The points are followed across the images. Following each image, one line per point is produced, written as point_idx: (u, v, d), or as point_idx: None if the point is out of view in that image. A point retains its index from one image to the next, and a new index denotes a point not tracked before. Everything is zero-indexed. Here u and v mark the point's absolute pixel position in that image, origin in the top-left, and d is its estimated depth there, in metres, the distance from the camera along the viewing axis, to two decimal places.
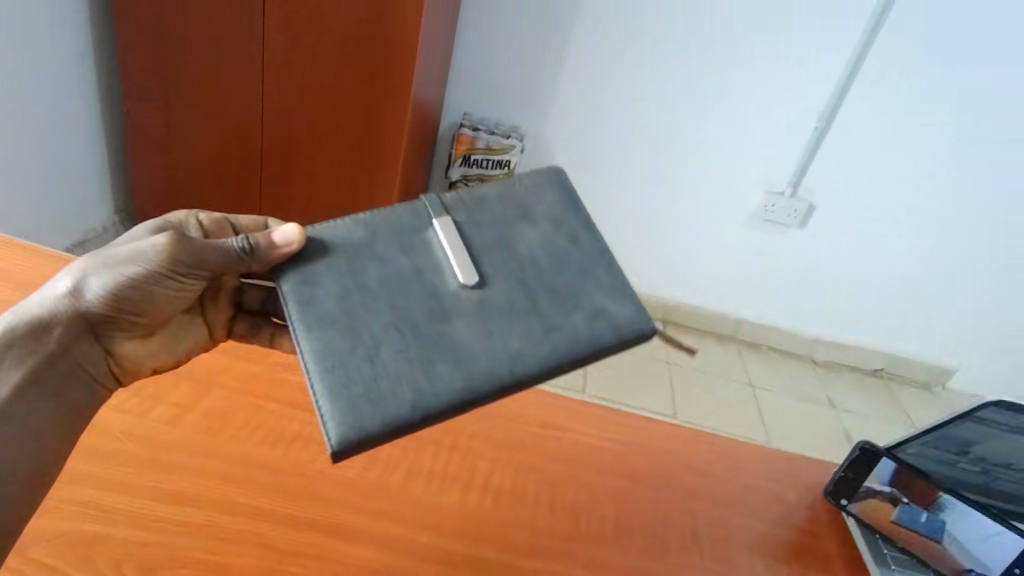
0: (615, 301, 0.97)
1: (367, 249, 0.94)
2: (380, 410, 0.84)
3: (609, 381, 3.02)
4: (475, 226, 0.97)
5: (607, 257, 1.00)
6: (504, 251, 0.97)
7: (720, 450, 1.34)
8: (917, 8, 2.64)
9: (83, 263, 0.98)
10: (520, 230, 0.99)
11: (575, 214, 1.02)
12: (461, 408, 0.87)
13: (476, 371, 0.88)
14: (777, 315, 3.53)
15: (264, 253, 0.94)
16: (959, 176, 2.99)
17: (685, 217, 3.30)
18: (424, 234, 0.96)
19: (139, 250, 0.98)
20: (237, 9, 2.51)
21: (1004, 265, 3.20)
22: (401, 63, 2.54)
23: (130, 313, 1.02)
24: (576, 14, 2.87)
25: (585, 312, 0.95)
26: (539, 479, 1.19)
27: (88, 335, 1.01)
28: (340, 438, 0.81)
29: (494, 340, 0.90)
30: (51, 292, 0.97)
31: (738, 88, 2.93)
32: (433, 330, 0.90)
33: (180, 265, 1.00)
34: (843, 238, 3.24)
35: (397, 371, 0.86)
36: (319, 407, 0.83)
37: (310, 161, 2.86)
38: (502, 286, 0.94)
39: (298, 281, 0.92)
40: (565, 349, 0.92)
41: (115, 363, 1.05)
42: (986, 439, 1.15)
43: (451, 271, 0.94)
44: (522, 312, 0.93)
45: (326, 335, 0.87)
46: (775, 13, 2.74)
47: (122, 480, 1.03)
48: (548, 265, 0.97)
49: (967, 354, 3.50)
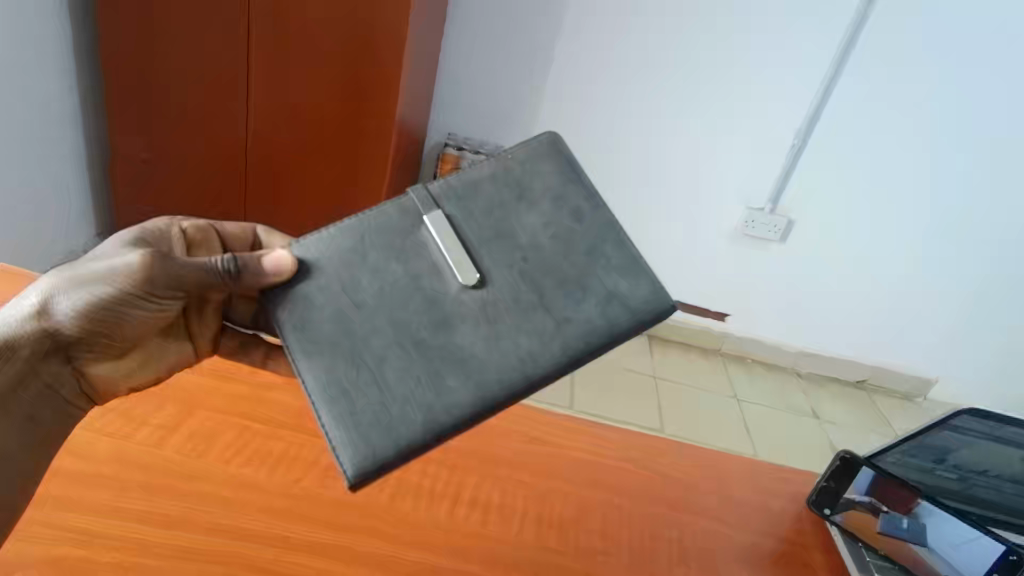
0: (628, 279, 0.96)
1: (360, 264, 0.98)
2: (392, 433, 0.86)
3: (595, 396, 3.05)
4: (470, 221, 1.00)
5: (614, 231, 0.99)
6: (503, 244, 0.98)
7: (703, 463, 1.37)
8: (884, 31, 2.76)
9: (54, 281, 0.97)
10: (519, 214, 1.00)
11: (576, 188, 1.02)
12: (476, 420, 0.89)
13: (486, 379, 0.90)
14: (760, 329, 3.61)
15: (253, 278, 0.98)
16: (931, 191, 3.10)
17: (669, 233, 3.36)
18: (418, 236, 1.00)
19: (111, 269, 0.97)
20: (220, 28, 2.54)
21: (976, 277, 3.29)
22: (385, 80, 2.56)
23: (102, 334, 1.03)
24: (558, 36, 2.93)
25: (596, 296, 0.95)
26: (528, 494, 1.21)
27: (57, 357, 1.01)
28: (354, 466, 0.84)
29: (501, 341, 0.92)
30: (18, 310, 0.96)
31: (718, 109, 3.01)
32: (437, 341, 0.92)
33: (156, 287, 1.00)
34: (822, 253, 3.33)
35: (405, 391, 0.89)
36: (330, 436, 0.87)
37: (296, 180, 2.87)
38: (504, 281, 0.96)
39: (293, 308, 0.97)
40: (579, 341, 0.93)
41: (87, 383, 1.07)
42: (962, 447, 1.19)
43: (450, 273, 0.97)
44: (529, 306, 0.94)
45: (330, 362, 0.92)
46: (749, 36, 2.84)
47: (105, 503, 1.02)
48: (552, 249, 0.97)
49: (945, 365, 3.59)
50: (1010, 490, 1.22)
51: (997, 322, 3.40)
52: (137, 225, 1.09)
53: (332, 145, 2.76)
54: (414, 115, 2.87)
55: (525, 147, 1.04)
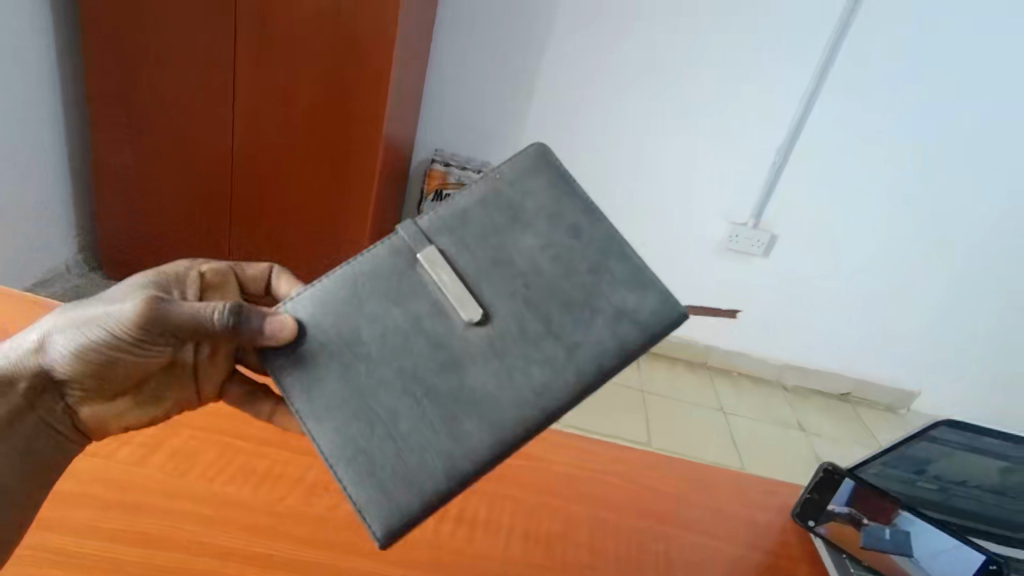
0: (635, 293, 0.95)
1: (358, 312, 0.97)
2: (415, 489, 0.87)
3: (582, 410, 3.06)
4: (466, 254, 0.98)
5: (616, 243, 0.97)
6: (503, 273, 0.97)
7: (688, 476, 1.38)
8: (860, 52, 2.83)
9: (58, 321, 0.98)
10: (517, 239, 0.98)
11: (570, 203, 1.00)
12: (497, 458, 0.90)
13: (502, 419, 0.90)
14: (745, 342, 3.65)
15: (252, 336, 0.95)
16: (909, 206, 3.16)
17: (654, 248, 3.40)
18: (415, 276, 0.98)
19: (108, 314, 0.96)
20: (207, 44, 2.57)
21: (955, 291, 3.35)
22: (370, 96, 2.57)
23: (95, 377, 1.00)
24: (543, 54, 2.98)
25: (606, 316, 0.94)
26: (514, 509, 1.21)
27: (50, 395, 0.99)
28: (382, 526, 0.85)
29: (512, 376, 0.92)
30: (20, 346, 0.97)
31: (700, 126, 3.07)
32: (448, 385, 0.92)
33: (152, 334, 0.96)
34: (805, 267, 3.38)
35: (423, 440, 0.89)
36: (355, 498, 0.88)
37: (283, 195, 2.87)
38: (508, 313, 0.95)
39: (298, 369, 0.96)
40: (592, 365, 0.93)
41: (79, 420, 1.03)
42: (940, 458, 1.21)
43: (454, 313, 0.95)
44: (537, 336, 0.93)
45: (344, 423, 0.92)
46: (729, 56, 2.90)
47: (83, 522, 1.00)
48: (554, 272, 0.96)
49: (928, 378, 3.64)
50: (990, 501, 1.23)
51: (979, 333, 3.46)
52: (154, 268, 1.10)
53: (319, 160, 2.76)
54: (401, 130, 2.89)
55: (515, 167, 1.02)
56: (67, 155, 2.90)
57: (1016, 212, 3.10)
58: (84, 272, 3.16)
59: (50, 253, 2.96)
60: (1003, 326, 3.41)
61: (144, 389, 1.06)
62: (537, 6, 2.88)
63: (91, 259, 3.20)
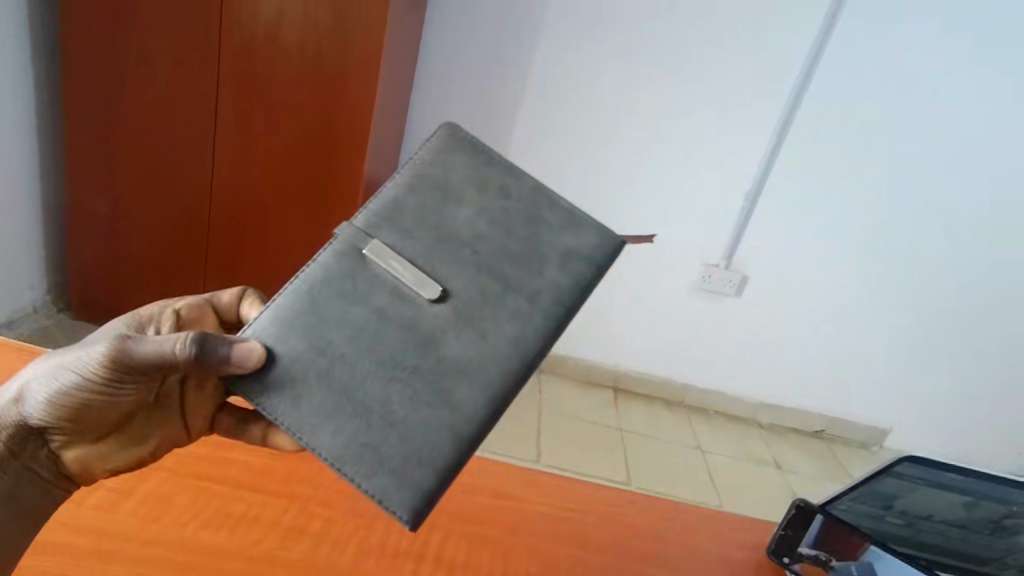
0: (573, 233, 1.03)
1: (319, 318, 0.99)
2: (427, 464, 0.90)
3: (559, 449, 3.06)
4: (410, 240, 1.03)
5: (543, 193, 1.05)
6: (450, 247, 1.02)
7: (663, 514, 1.41)
8: (817, 103, 3.02)
9: (35, 370, 1.01)
10: (452, 214, 1.04)
11: (490, 170, 1.07)
12: (496, 416, 0.95)
13: (490, 378, 0.95)
14: (720, 381, 3.71)
15: (217, 366, 0.94)
16: (872, 248, 3.30)
17: (630, 288, 3.48)
18: (368, 272, 1.01)
19: (80, 358, 0.99)
20: (190, 89, 2.63)
21: (919, 329, 3.48)
22: (350, 139, 2.63)
23: (74, 420, 1.02)
24: (520, 103, 3.10)
25: (553, 260, 1.01)
26: (492, 550, 1.23)
27: (31, 441, 1.01)
28: (406, 508, 0.88)
29: (483, 337, 0.97)
30: (0, 398, 1.00)
31: (670, 171, 3.20)
32: (429, 362, 0.95)
33: (122, 373, 0.99)
34: (775, 307, 3.49)
35: (422, 419, 0.92)
36: (371, 491, 0.89)
37: (261, 235, 2.89)
38: (467, 282, 1.00)
39: (277, 384, 0.96)
40: (554, 305, 1.00)
41: (63, 466, 1.05)
42: (905, 493, 1.26)
43: (416, 295, 0.99)
44: (497, 295, 0.99)
45: (337, 422, 0.93)
46: (696, 106, 3.06)
47: (51, 569, 0.99)
48: (497, 235, 1.02)
49: (899, 415, 3.73)
50: (955, 535, 1.27)
51: (945, 369, 3.57)
52: (130, 312, 1.14)
53: (297, 201, 2.80)
54: (384, 171, 2.96)
55: (431, 152, 1.09)
56: (42, 196, 2.92)
57: (971, 254, 3.27)
58: (52, 313, 3.12)
59: (19, 293, 2.93)
60: (967, 363, 3.54)
61: (127, 427, 1.09)
62: (518, 53, 3.00)
63: (62, 299, 3.17)
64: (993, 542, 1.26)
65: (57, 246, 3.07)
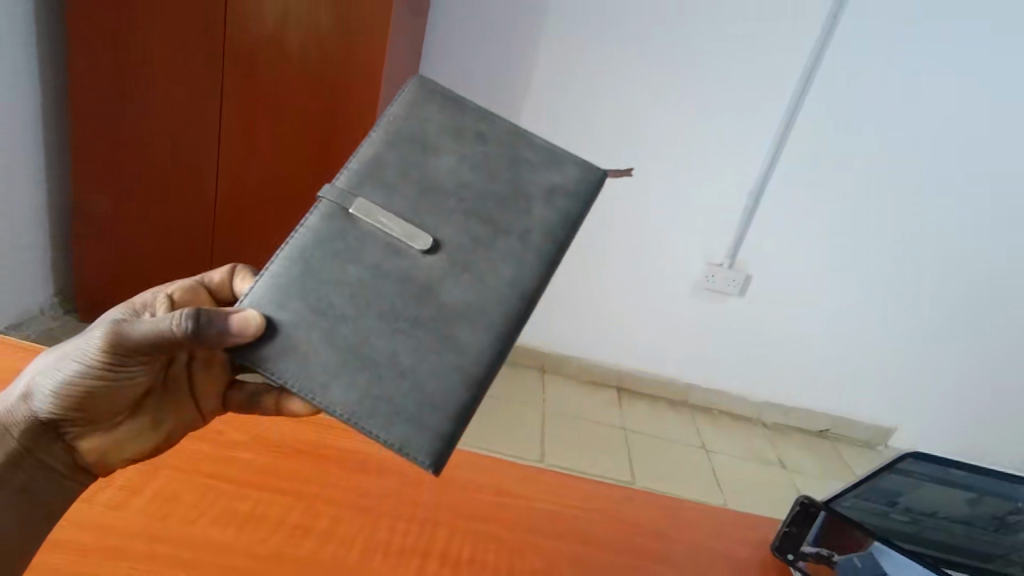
0: (555, 170, 1.06)
1: (316, 280, 1.00)
2: (441, 408, 0.92)
3: (564, 449, 3.07)
4: (395, 195, 1.03)
5: (519, 135, 1.08)
6: (437, 197, 1.03)
7: (666, 511, 1.42)
8: (820, 103, 3.02)
9: (41, 365, 1.04)
10: (434, 165, 1.05)
11: (464, 118, 1.08)
12: (502, 355, 0.97)
13: (491, 320, 0.97)
14: (724, 380, 3.71)
15: (216, 338, 0.94)
16: (875, 247, 3.30)
17: (633, 288, 3.49)
18: (358, 232, 1.02)
19: (81, 347, 1.01)
20: (194, 90, 2.65)
21: (923, 328, 3.48)
22: (353, 138, 2.65)
23: (87, 409, 1.04)
24: (523, 104, 3.11)
25: (539, 198, 1.04)
26: (497, 547, 1.24)
27: (46, 436, 1.04)
28: (427, 452, 0.90)
29: (479, 280, 0.99)
30: (12, 397, 1.02)
31: (673, 171, 3.20)
32: (429, 310, 0.97)
33: (125, 356, 1.01)
34: (779, 307, 3.49)
35: (431, 367, 0.94)
36: (391, 440, 0.91)
37: (265, 235, 2.90)
38: (458, 230, 1.02)
39: (283, 349, 0.97)
40: (544, 242, 1.02)
41: (80, 457, 1.07)
42: (908, 489, 1.27)
43: (408, 248, 1.00)
44: (489, 239, 1.01)
45: (348, 378, 0.94)
46: (699, 107, 3.07)
47: (61, 567, 1.01)
48: (480, 180, 1.04)
49: (904, 415, 3.73)
50: (960, 531, 1.27)
51: (949, 367, 3.57)
52: (124, 302, 1.14)
53: (300, 200, 2.81)
54: None
55: (404, 107, 1.09)
56: (47, 199, 2.93)
57: (974, 254, 3.27)
58: (58, 315, 3.13)
59: (24, 295, 2.95)
60: (971, 362, 3.54)
61: (142, 411, 1.14)
62: (521, 54, 3.01)
63: (67, 301, 3.18)
64: (1000, 539, 1.26)
65: (62, 249, 3.09)
